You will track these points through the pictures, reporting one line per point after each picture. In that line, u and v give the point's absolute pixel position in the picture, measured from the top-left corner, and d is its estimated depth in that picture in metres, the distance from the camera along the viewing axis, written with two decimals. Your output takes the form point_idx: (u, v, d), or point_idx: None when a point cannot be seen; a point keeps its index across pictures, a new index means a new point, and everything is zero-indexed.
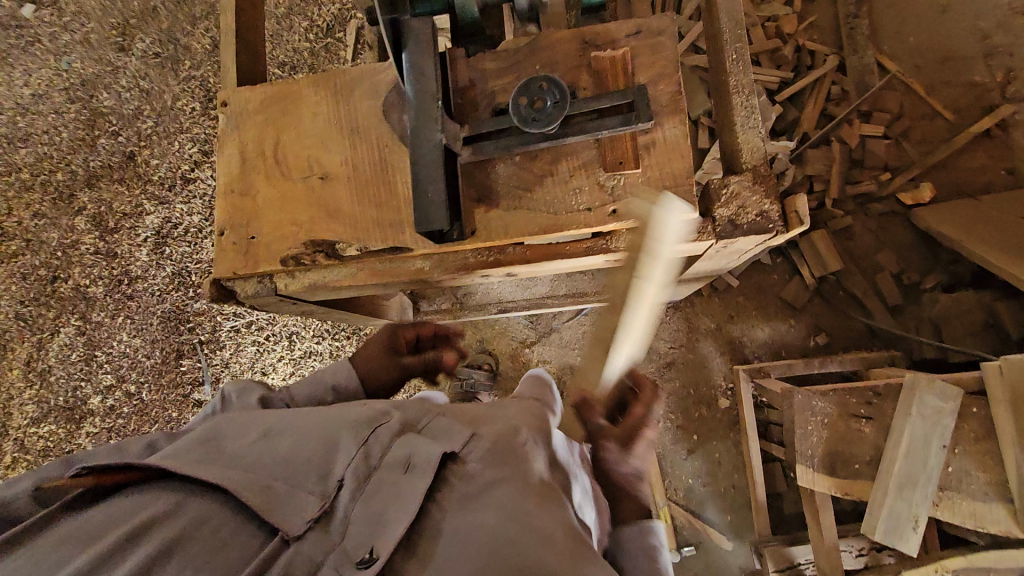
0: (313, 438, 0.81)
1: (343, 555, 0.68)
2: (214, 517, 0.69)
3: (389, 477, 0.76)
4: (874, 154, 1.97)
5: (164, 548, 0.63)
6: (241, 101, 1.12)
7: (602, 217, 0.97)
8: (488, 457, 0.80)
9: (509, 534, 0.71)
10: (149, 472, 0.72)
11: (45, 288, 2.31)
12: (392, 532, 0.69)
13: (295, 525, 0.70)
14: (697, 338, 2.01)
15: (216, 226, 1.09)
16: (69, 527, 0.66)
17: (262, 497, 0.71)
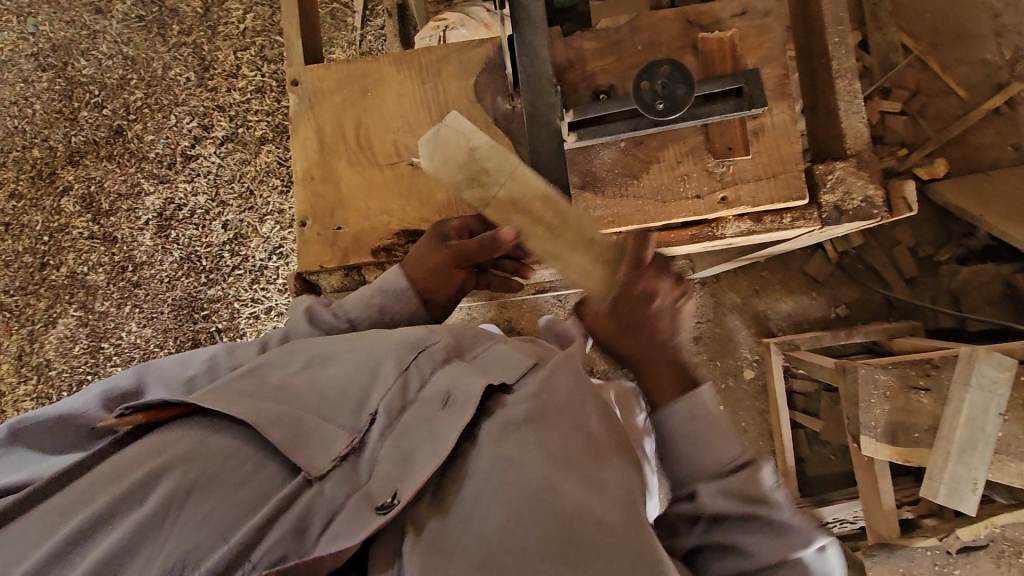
0: (355, 368, 0.77)
1: (365, 498, 0.64)
2: (235, 458, 0.66)
3: (424, 412, 0.72)
4: (893, 130, 2.02)
5: (180, 494, 0.61)
6: (313, 79, 1.03)
7: (712, 204, 0.97)
8: (544, 384, 0.75)
9: (555, 477, 0.67)
10: (188, 407, 0.69)
11: (33, 276, 2.14)
12: (419, 473, 0.65)
13: (320, 464, 0.66)
14: (724, 312, 2.06)
15: (298, 216, 1.03)
16: (105, 468, 0.64)
17: (292, 434, 0.67)
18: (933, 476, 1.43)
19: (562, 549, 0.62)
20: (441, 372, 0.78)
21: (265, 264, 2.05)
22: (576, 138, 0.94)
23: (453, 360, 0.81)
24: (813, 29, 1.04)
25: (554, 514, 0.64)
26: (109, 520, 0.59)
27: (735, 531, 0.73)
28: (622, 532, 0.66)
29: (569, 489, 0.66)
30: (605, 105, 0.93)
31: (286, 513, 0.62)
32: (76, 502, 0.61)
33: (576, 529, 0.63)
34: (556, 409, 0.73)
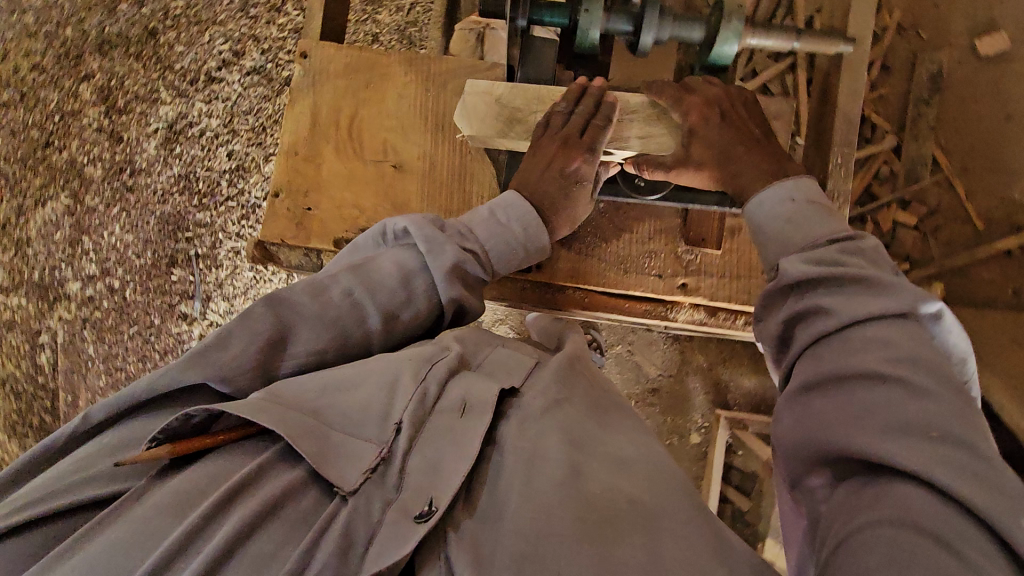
0: (371, 385, 0.80)
1: (401, 511, 0.69)
2: (291, 489, 0.70)
3: (444, 420, 0.78)
4: (902, 243, 2.04)
5: (248, 524, 0.65)
6: (324, 58, 1.04)
7: (671, 287, 1.01)
8: (551, 387, 0.87)
9: (581, 467, 0.75)
10: (232, 435, 0.74)
11: (35, 153, 2.15)
12: (449, 482, 0.71)
13: (351, 480, 0.70)
14: (686, 372, 2.06)
15: (272, 186, 1.03)
16: (162, 495, 0.68)
17: (320, 454, 0.71)
18: None
19: (596, 525, 0.69)
20: (454, 380, 0.83)
21: (259, 203, 2.06)
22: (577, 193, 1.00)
23: (461, 372, 0.86)
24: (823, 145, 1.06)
25: (585, 496, 0.72)
26: (182, 555, 0.62)
27: (920, 460, 0.61)
28: (654, 503, 0.73)
29: (593, 475, 0.75)
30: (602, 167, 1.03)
31: (330, 531, 0.67)
32: (140, 539, 0.64)
33: (611, 514, 0.71)
34: (564, 405, 0.84)
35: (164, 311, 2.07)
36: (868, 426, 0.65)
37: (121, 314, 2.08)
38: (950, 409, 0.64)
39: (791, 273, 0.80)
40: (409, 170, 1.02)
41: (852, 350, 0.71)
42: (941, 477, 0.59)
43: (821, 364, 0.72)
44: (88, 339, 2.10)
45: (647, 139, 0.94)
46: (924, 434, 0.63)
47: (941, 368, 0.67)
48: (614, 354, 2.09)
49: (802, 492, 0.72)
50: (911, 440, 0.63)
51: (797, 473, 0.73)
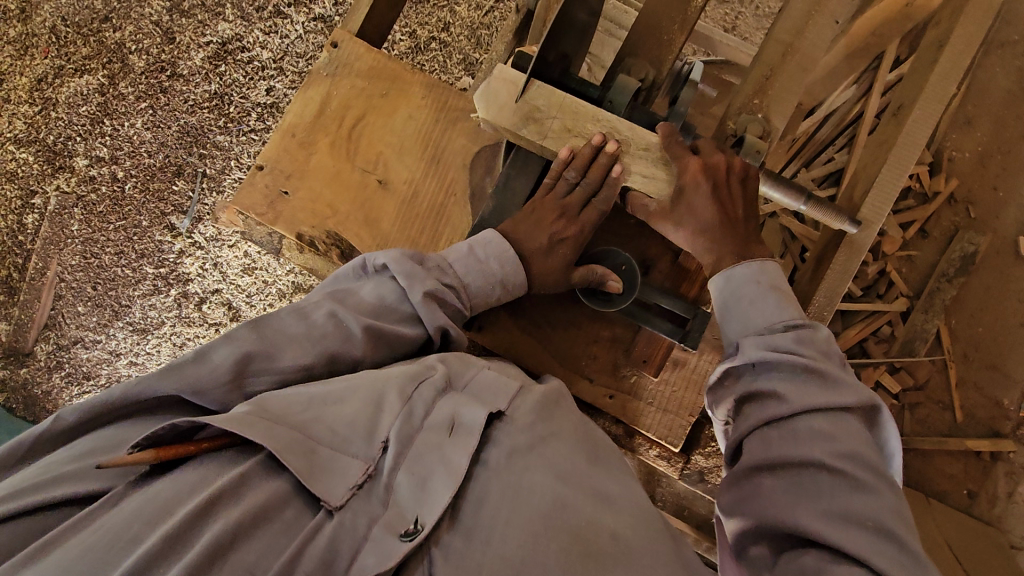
0: (359, 399, 0.80)
1: (386, 527, 0.71)
2: (278, 498, 0.71)
3: (433, 438, 0.78)
4: None
5: (229, 535, 0.65)
6: (352, 54, 1.03)
7: (600, 395, 1.01)
8: (535, 417, 0.85)
9: (563, 500, 0.76)
10: (217, 441, 0.75)
11: (91, 23, 2.15)
12: (435, 503, 0.73)
13: (338, 494, 0.72)
14: None
15: (257, 159, 1.02)
16: (141, 501, 0.67)
17: (307, 467, 0.72)
18: None
19: (577, 556, 0.71)
20: (438, 401, 0.83)
21: None
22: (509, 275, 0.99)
23: (449, 392, 0.85)
24: None
25: (566, 528, 0.73)
26: (168, 553, 0.62)
27: (856, 547, 0.66)
28: (632, 549, 0.74)
29: (576, 507, 0.76)
30: None
31: (312, 544, 0.68)
32: (116, 536, 0.63)
33: (587, 541, 0.72)
34: (549, 440, 0.83)
35: (155, 216, 2.08)
36: (811, 508, 0.70)
37: (115, 204, 2.11)
38: (886, 506, 0.69)
39: (745, 356, 0.83)
40: (392, 190, 1.01)
41: (795, 436, 0.75)
42: (877, 562, 0.64)
43: (768, 448, 0.76)
44: (76, 216, 2.13)
45: (648, 180, 0.92)
46: (867, 523, 0.68)
47: (872, 462, 0.72)
48: None
49: (744, 563, 0.76)
50: (853, 526, 0.68)
51: (742, 541, 0.77)
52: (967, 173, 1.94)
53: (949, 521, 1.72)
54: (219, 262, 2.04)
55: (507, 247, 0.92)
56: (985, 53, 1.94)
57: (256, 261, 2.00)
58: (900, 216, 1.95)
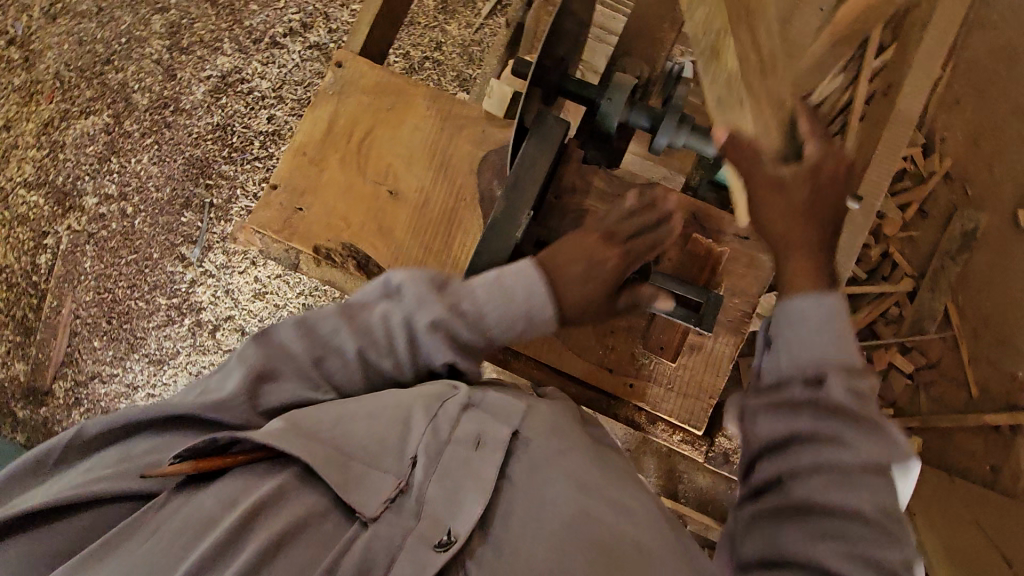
0: (389, 416, 0.85)
1: (421, 537, 0.76)
2: (313, 510, 0.77)
3: (459, 452, 0.83)
4: (889, 386, 1.99)
5: (269, 545, 0.71)
6: (356, 71, 1.07)
7: (618, 384, 1.00)
8: (552, 432, 0.88)
9: (585, 512, 0.79)
10: (250, 454, 0.80)
11: (94, 66, 2.22)
12: (467, 519, 0.77)
13: (372, 508, 0.77)
14: (643, 450, 2.04)
15: (271, 178, 1.06)
16: (184, 512, 0.74)
17: (343, 479, 0.78)
18: None
19: (604, 565, 0.74)
20: (466, 418, 0.87)
21: None
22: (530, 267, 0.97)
23: (472, 408, 0.89)
24: None
25: (593, 540, 0.76)
26: (215, 560, 0.69)
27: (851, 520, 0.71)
28: (651, 558, 0.77)
29: (599, 518, 0.79)
30: None
31: (350, 552, 0.73)
32: (165, 545, 0.71)
33: (611, 550, 0.76)
34: (567, 452, 0.86)
35: (166, 247, 2.12)
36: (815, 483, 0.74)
37: (125, 238, 2.14)
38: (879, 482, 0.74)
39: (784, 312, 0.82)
40: (403, 199, 1.04)
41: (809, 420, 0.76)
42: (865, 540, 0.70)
43: (781, 412, 0.79)
44: (88, 253, 2.16)
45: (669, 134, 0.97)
46: (866, 523, 0.71)
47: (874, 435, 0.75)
48: None
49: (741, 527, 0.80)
50: (842, 518, 0.72)
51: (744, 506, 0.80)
52: (961, 151, 1.97)
53: (973, 497, 1.71)
54: (230, 288, 2.07)
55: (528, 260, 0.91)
56: (967, 34, 1.98)
57: (269, 286, 2.04)
58: (896, 199, 1.99)
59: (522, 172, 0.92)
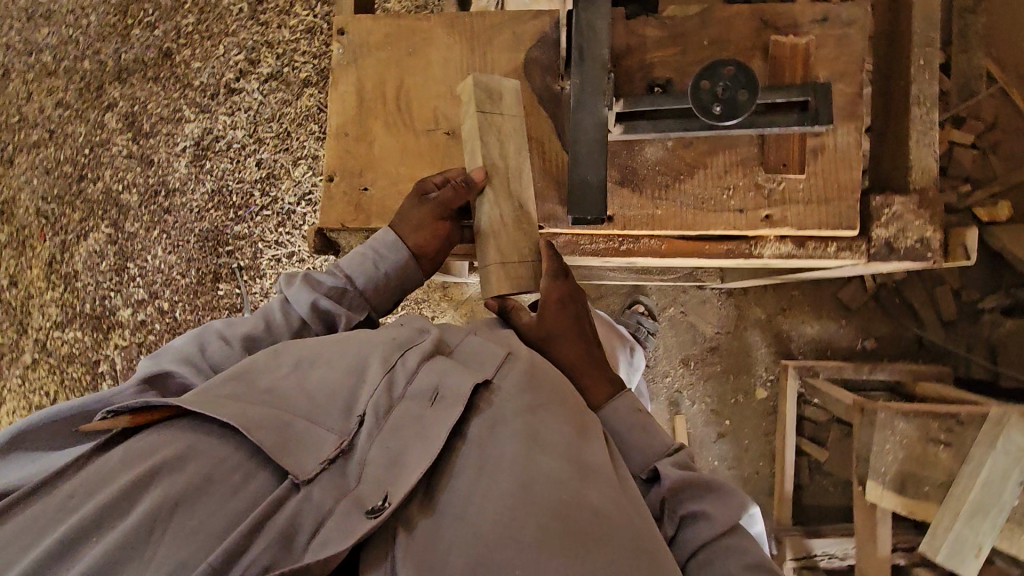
0: (344, 369, 0.76)
1: (355, 501, 0.64)
2: (230, 463, 0.66)
3: (413, 407, 0.72)
4: (959, 163, 1.91)
5: (167, 505, 0.60)
6: (363, 32, 1.01)
7: (755, 221, 0.91)
8: (523, 388, 0.77)
9: (545, 476, 0.68)
10: (175, 411, 0.69)
11: (71, 187, 2.21)
12: (409, 475, 0.65)
13: (307, 467, 0.66)
14: (745, 325, 2.00)
15: (325, 171, 1.01)
16: (90, 472, 0.63)
17: (279, 439, 0.67)
18: (934, 531, 1.27)
19: (555, 538, 0.63)
20: (426, 367, 0.77)
21: (293, 208, 2.06)
22: (622, 131, 0.90)
23: (437, 357, 0.80)
24: (898, 46, 0.97)
25: (550, 508, 0.65)
26: (104, 518, 0.59)
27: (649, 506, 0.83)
28: (612, 525, 0.66)
29: (558, 479, 0.68)
30: (659, 99, 0.88)
31: (275, 516, 0.62)
32: (63, 508, 0.60)
33: (568, 511, 0.65)
34: (536, 410, 0.75)
35: None
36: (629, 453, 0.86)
37: (173, 335, 2.11)
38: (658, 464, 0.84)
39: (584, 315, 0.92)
40: (463, 134, 0.98)
41: (647, 428, 0.86)
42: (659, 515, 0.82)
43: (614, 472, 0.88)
44: None
45: None
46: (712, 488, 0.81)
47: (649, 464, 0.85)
48: (667, 316, 2.04)
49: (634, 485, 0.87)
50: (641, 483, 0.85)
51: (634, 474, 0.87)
52: None
53: None
54: None
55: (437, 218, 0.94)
56: None
57: None
58: None
59: (589, 36, 0.84)
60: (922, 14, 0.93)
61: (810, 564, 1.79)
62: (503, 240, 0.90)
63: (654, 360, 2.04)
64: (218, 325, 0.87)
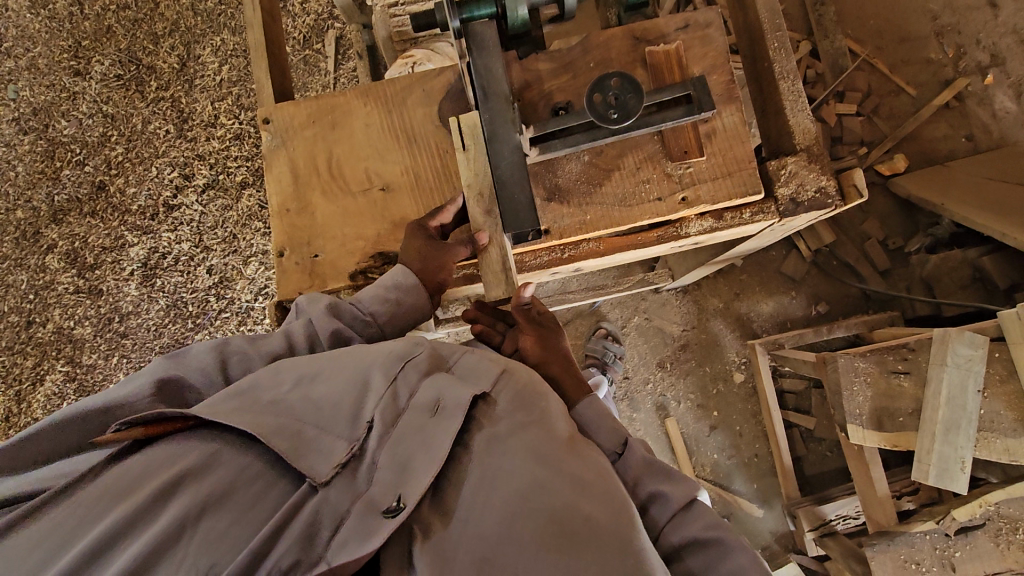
0: (347, 382, 0.78)
1: (369, 502, 0.68)
2: (247, 475, 0.70)
3: (415, 420, 0.75)
4: (851, 130, 2.11)
5: (196, 510, 0.65)
6: (285, 117, 1.09)
7: (674, 205, 1.01)
8: (517, 405, 0.79)
9: (540, 482, 0.70)
10: (190, 421, 0.73)
11: (20, 335, 2.19)
12: (420, 479, 0.69)
13: (323, 472, 0.70)
14: (707, 318, 2.10)
15: (275, 248, 1.07)
16: (113, 477, 0.67)
17: (292, 448, 0.71)
18: (920, 457, 1.36)
19: (549, 539, 0.66)
20: (427, 382, 0.79)
21: (252, 304, 2.13)
22: (538, 152, 0.97)
23: (436, 372, 0.81)
24: (755, 36, 1.11)
25: (546, 514, 0.67)
26: (134, 526, 0.63)
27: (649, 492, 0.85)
28: (605, 528, 0.68)
29: (554, 487, 0.70)
30: (563, 119, 0.97)
31: (295, 518, 0.66)
32: (91, 510, 0.64)
33: (566, 516, 0.68)
34: (531, 426, 0.76)
35: None
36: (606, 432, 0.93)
37: None
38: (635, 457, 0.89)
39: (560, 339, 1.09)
40: (397, 188, 1.06)
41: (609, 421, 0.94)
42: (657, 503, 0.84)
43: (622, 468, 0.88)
44: None
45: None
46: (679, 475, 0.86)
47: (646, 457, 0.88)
48: (634, 326, 2.12)
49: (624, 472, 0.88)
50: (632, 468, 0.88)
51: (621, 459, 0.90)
52: None
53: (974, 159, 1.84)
54: None
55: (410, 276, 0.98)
56: None
57: None
58: None
59: (486, 80, 0.94)
60: (766, 4, 1.07)
61: (828, 531, 1.81)
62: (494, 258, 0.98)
63: (632, 371, 2.10)
64: (241, 341, 0.88)
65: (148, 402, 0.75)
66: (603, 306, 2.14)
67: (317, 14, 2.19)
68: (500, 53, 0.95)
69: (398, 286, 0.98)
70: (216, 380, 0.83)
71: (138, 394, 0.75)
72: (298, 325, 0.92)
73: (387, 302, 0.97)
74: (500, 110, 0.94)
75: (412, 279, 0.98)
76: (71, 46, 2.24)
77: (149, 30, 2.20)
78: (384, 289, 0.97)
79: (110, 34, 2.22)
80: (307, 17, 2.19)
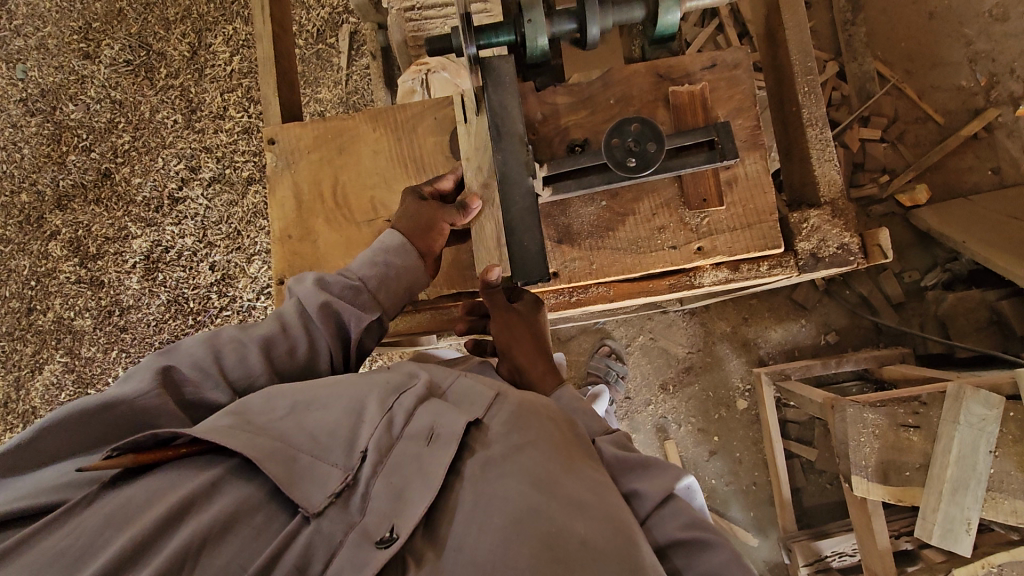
0: (342, 407, 0.74)
1: (363, 534, 0.64)
2: (247, 504, 0.65)
3: (410, 448, 0.71)
4: (874, 157, 2.05)
5: (194, 541, 0.60)
6: (292, 137, 1.06)
7: (689, 254, 0.97)
8: (512, 427, 0.75)
9: (535, 507, 0.67)
10: (193, 447, 0.68)
11: (20, 321, 2.18)
12: (414, 509, 0.66)
13: (316, 502, 0.65)
14: (713, 341, 2.06)
15: (275, 275, 1.04)
16: (111, 506, 0.62)
17: (285, 473, 0.66)
18: (926, 516, 1.34)
19: (548, 564, 0.62)
20: (423, 408, 0.76)
21: (254, 304, 2.11)
22: (551, 192, 0.94)
23: (432, 399, 0.78)
24: (784, 77, 1.06)
25: (540, 540, 0.64)
26: (137, 557, 0.58)
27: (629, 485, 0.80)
28: (601, 550, 0.65)
29: (550, 513, 0.67)
30: (579, 158, 0.93)
31: (287, 550, 0.62)
32: (88, 546, 0.59)
33: (561, 542, 0.65)
34: (527, 447, 0.73)
35: None
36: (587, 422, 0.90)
37: None
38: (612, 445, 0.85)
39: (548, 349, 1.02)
40: None
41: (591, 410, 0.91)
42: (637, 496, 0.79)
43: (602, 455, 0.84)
44: None
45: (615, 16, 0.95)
46: (656, 464, 0.81)
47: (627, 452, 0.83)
48: (638, 345, 2.09)
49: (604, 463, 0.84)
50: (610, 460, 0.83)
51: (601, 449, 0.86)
52: None
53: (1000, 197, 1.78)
54: None
55: (397, 236, 0.92)
56: None
57: None
58: None
59: (500, 119, 0.90)
60: (798, 45, 1.02)
61: (823, 567, 1.79)
62: (487, 233, 0.98)
63: (634, 391, 2.08)
64: (232, 330, 0.83)
65: (154, 395, 0.71)
66: (608, 324, 2.10)
67: (331, 8, 2.14)
68: (517, 92, 0.90)
69: (389, 249, 0.92)
70: (215, 377, 0.78)
71: (141, 389, 0.71)
72: (290, 304, 0.87)
73: (376, 266, 0.90)
74: (515, 150, 0.90)
75: (400, 238, 0.93)
76: (81, 29, 2.19)
77: (160, 16, 2.15)
78: (372, 254, 0.91)
79: (121, 17, 2.17)
80: (322, 11, 2.14)
